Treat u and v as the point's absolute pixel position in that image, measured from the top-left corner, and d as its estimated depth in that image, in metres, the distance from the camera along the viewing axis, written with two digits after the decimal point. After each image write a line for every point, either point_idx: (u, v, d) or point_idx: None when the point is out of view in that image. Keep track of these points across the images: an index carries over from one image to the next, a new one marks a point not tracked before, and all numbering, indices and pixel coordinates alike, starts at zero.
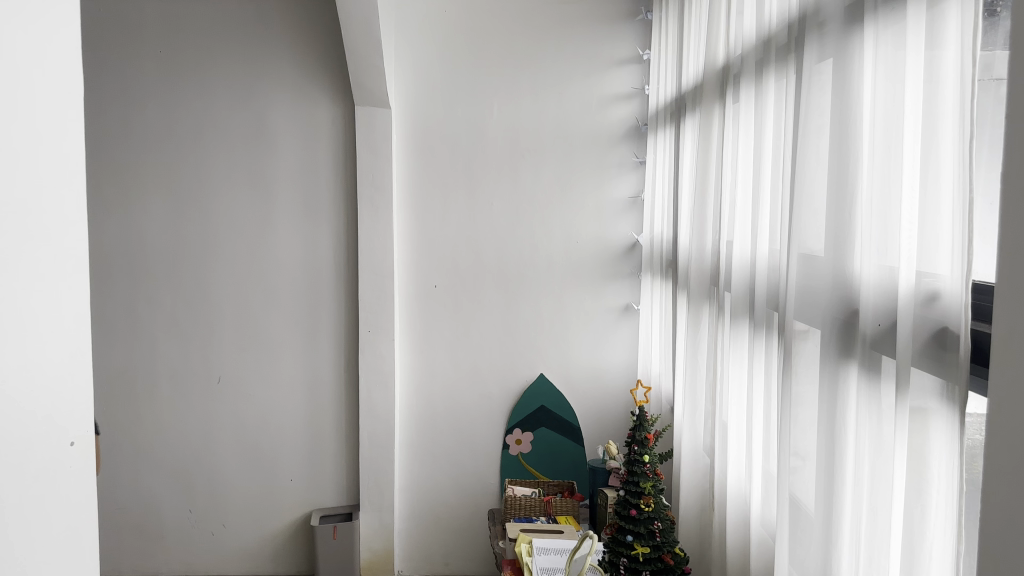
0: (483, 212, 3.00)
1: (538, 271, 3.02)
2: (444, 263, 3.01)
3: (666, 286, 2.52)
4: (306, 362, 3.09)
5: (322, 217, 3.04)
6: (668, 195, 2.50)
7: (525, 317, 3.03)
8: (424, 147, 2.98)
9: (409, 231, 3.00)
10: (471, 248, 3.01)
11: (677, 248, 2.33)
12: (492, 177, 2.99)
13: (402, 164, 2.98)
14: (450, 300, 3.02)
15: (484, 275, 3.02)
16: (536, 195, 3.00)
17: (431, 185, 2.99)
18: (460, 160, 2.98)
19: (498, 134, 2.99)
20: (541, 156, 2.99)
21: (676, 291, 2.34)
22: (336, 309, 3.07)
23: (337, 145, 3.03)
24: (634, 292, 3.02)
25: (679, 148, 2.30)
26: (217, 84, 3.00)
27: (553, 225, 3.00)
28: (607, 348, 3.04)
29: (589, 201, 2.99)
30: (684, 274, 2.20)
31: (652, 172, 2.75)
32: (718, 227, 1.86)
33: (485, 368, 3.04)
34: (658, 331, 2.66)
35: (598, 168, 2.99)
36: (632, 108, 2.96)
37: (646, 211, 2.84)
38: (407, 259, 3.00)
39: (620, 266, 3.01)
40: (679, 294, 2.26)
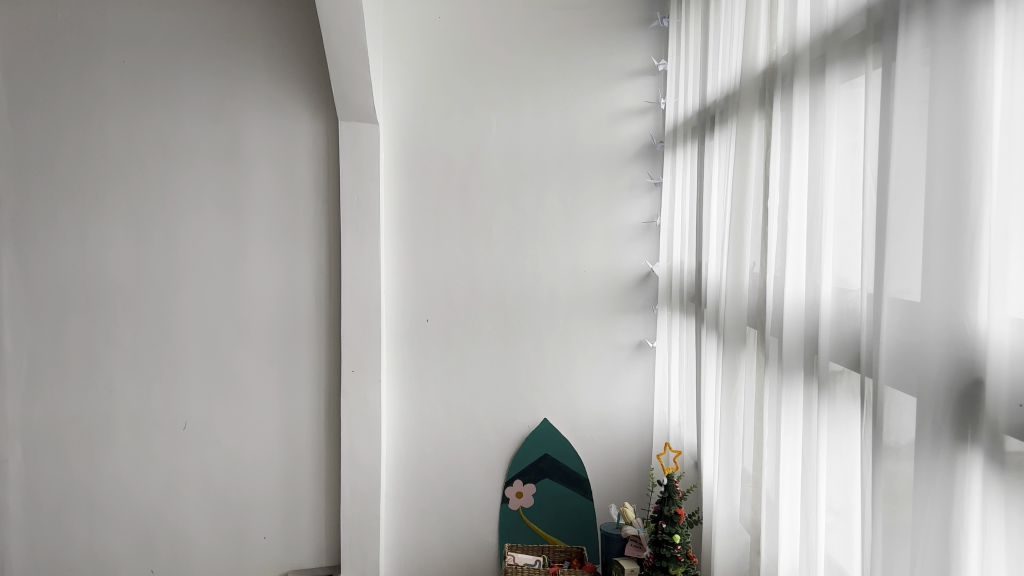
0: (479, 239, 2.70)
1: (541, 305, 2.71)
2: (436, 295, 2.70)
3: (689, 324, 2.22)
4: (283, 406, 2.77)
5: (302, 244, 2.74)
6: (691, 221, 2.20)
7: (526, 355, 2.72)
8: (415, 166, 2.68)
9: (397, 259, 2.69)
10: (467, 279, 2.70)
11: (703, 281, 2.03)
12: (490, 201, 2.70)
13: (390, 185, 2.68)
14: (443, 337, 2.71)
15: (481, 309, 2.71)
16: (538, 221, 2.70)
17: (423, 209, 2.69)
18: (454, 181, 2.69)
19: (496, 153, 2.69)
20: (543, 178, 2.70)
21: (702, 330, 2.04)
22: (317, 346, 2.76)
23: (319, 164, 2.74)
24: (649, 328, 2.71)
25: (706, 166, 2.01)
26: (185, 98, 2.71)
27: (558, 254, 2.70)
28: (618, 390, 2.72)
29: (597, 227, 2.69)
30: (713, 312, 1.90)
31: (670, 195, 2.45)
32: (762, 260, 1.56)
33: (482, 412, 2.73)
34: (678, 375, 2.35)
35: (608, 191, 2.69)
36: (645, 124, 2.67)
37: (663, 238, 2.54)
38: (396, 290, 2.69)
39: (632, 299, 2.71)
40: (707, 335, 1.96)
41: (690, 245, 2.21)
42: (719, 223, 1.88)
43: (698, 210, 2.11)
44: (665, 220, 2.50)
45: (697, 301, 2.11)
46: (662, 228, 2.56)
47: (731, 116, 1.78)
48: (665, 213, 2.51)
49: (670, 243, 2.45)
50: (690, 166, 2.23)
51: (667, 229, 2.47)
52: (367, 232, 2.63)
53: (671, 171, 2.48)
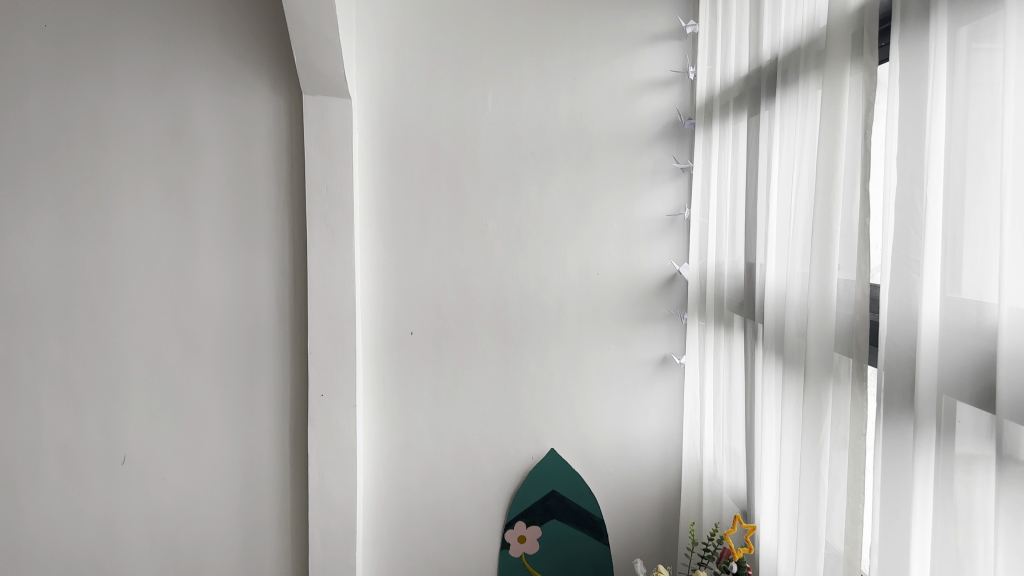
0: (472, 235, 2.26)
1: (546, 314, 2.28)
2: (422, 303, 2.27)
3: (735, 340, 1.79)
4: (241, 436, 2.34)
5: (262, 243, 2.30)
6: (738, 212, 1.77)
7: (529, 373, 2.29)
8: (395, 149, 2.24)
9: (375, 260, 2.25)
10: (459, 283, 2.27)
11: (759, 289, 1.60)
12: (485, 190, 2.26)
13: (366, 172, 2.24)
14: (430, 353, 2.28)
15: (476, 319, 2.28)
16: (542, 213, 2.27)
17: (405, 200, 2.25)
18: (443, 166, 2.25)
19: (492, 135, 2.26)
20: (548, 163, 2.26)
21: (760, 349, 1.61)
22: (282, 364, 2.33)
23: (281, 148, 2.30)
24: (675, 340, 2.28)
25: (762, 143, 1.58)
26: (119, 70, 2.26)
27: (567, 253, 2.27)
28: (639, 414, 2.30)
29: (613, 221, 2.26)
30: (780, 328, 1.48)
31: (703, 182, 2.03)
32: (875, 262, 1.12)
33: (478, 441, 2.30)
34: (717, 402, 1.92)
35: (625, 178, 2.26)
36: (670, 98, 2.24)
37: (693, 233, 2.12)
38: (374, 297, 2.26)
39: (655, 306, 2.28)
40: (769, 357, 1.54)
41: (736, 243, 1.78)
42: (784, 215, 1.45)
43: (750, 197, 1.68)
44: (697, 213, 2.08)
45: (748, 313, 1.69)
46: (693, 222, 2.14)
47: (806, 73, 1.35)
48: (697, 203, 2.08)
49: (703, 240, 2.03)
50: (736, 144, 1.80)
51: (700, 223, 2.05)
52: (338, 228, 2.18)
53: (702, 153, 2.06)
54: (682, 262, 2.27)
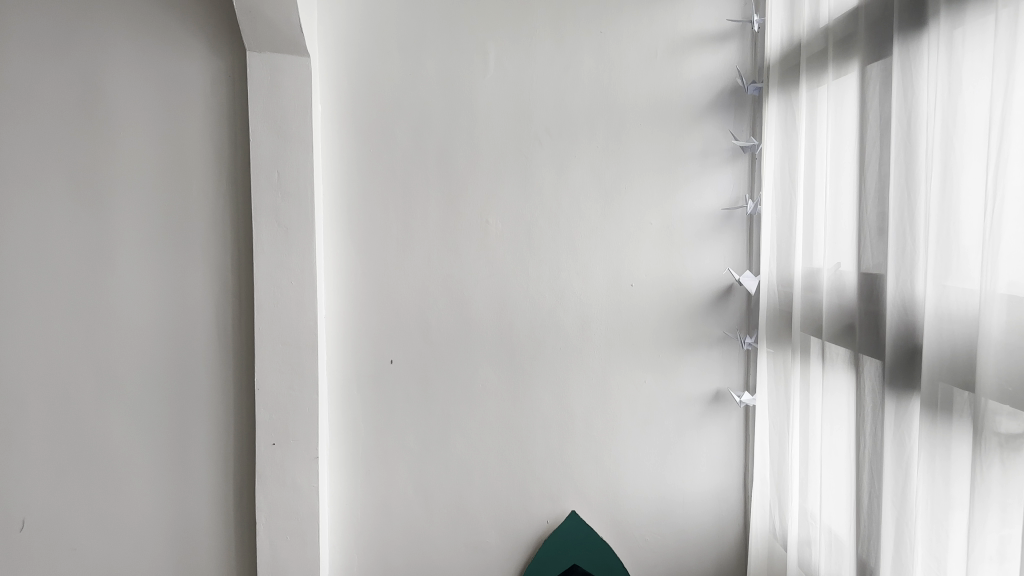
0: (471, 236, 1.74)
1: (568, 337, 1.75)
2: (405, 324, 1.75)
3: (849, 378, 1.28)
4: (175, 496, 1.81)
5: (197, 244, 1.77)
6: (854, 200, 1.26)
7: (545, 415, 1.77)
8: (369, 124, 1.72)
9: (345, 267, 1.73)
10: (453, 298, 1.75)
11: (904, 309, 1.10)
12: (487, 177, 1.74)
13: (331, 153, 1.72)
14: (417, 388, 1.76)
15: (476, 344, 1.75)
16: (563, 207, 1.74)
17: (383, 190, 1.73)
18: (433, 146, 1.73)
19: (497, 105, 1.73)
20: (570, 142, 1.74)
21: (905, 396, 1.10)
22: (226, 400, 1.81)
23: (220, 121, 1.77)
24: (733, 372, 1.76)
25: (914, 97, 1.09)
26: (10, 17, 1.71)
27: (595, 259, 1.75)
28: (686, 466, 1.78)
29: (653, 218, 1.74)
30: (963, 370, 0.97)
31: (783, 164, 1.52)
32: None
33: (478, 501, 1.78)
34: (813, 460, 1.40)
35: (668, 161, 1.73)
36: (725, 57, 1.73)
37: (767, 231, 1.60)
38: (343, 316, 1.74)
39: (706, 327, 1.75)
40: (928, 420, 1.02)
41: (851, 243, 1.27)
42: (974, 204, 0.95)
43: (880, 177, 1.17)
44: (771, 207, 1.57)
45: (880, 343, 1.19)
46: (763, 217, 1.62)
47: None
48: (772, 192, 1.56)
49: (784, 243, 1.51)
50: (844, 107, 1.29)
51: (776, 219, 1.54)
52: (294, 225, 1.66)
53: (778, 125, 1.54)
54: (741, 270, 1.74)
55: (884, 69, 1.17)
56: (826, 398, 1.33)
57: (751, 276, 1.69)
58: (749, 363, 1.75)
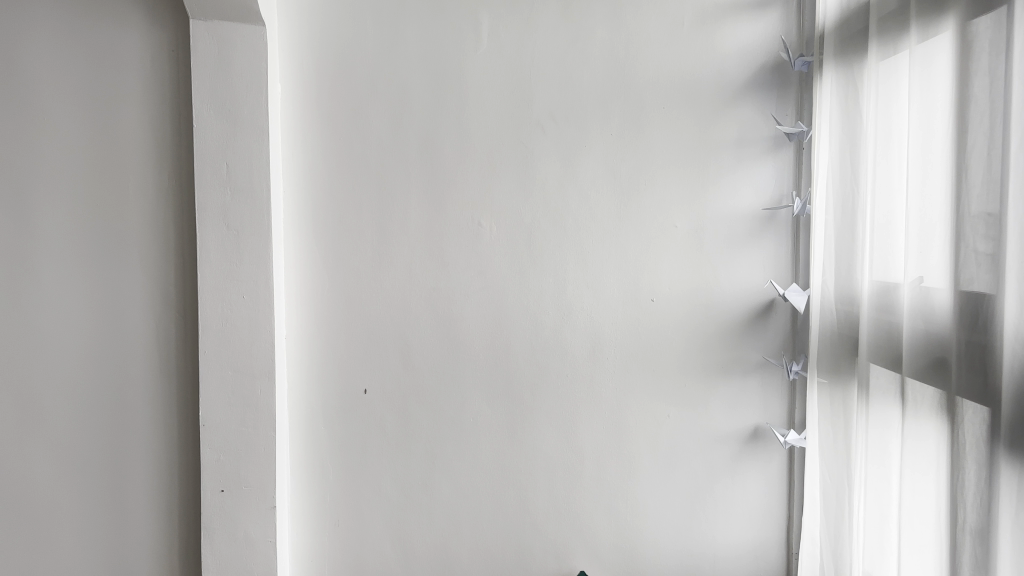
0: (461, 242, 1.45)
1: (576, 363, 1.46)
2: (382, 347, 1.46)
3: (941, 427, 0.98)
4: (105, 558, 1.48)
5: (130, 248, 1.46)
6: (951, 196, 0.97)
7: (549, 456, 1.48)
8: (337, 109, 1.44)
9: (310, 277, 1.45)
10: (438, 316, 1.46)
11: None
12: (479, 170, 1.44)
13: (294, 142, 1.44)
14: (394, 424, 1.47)
15: (465, 372, 1.46)
16: (571, 207, 1.45)
17: (355, 186, 1.44)
18: (415, 134, 1.44)
19: (492, 84, 1.44)
20: (579, 129, 1.44)
21: None
22: (166, 438, 1.49)
23: (159, 101, 1.46)
24: (773, 404, 1.47)
25: None
26: None
27: (610, 270, 1.46)
28: (718, 516, 1.49)
29: (680, 221, 1.45)
30: None
31: (842, 155, 1.23)
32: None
33: (467, 557, 1.49)
34: (889, 525, 1.11)
35: (698, 152, 1.44)
36: (765, 28, 1.44)
37: (820, 236, 1.31)
38: (308, 338, 1.45)
39: (742, 350, 1.46)
40: None
41: (946, 253, 0.98)
42: None
43: (994, 166, 0.88)
44: (825, 207, 1.27)
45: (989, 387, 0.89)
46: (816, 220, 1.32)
47: None
48: (827, 189, 1.27)
49: (845, 251, 1.22)
50: (932, 78, 1.00)
51: (834, 222, 1.24)
52: (246, 230, 1.38)
53: (834, 107, 1.25)
54: (784, 282, 1.45)
55: (995, 22, 0.88)
56: (908, 447, 1.05)
57: (798, 289, 1.40)
58: (794, 393, 1.46)
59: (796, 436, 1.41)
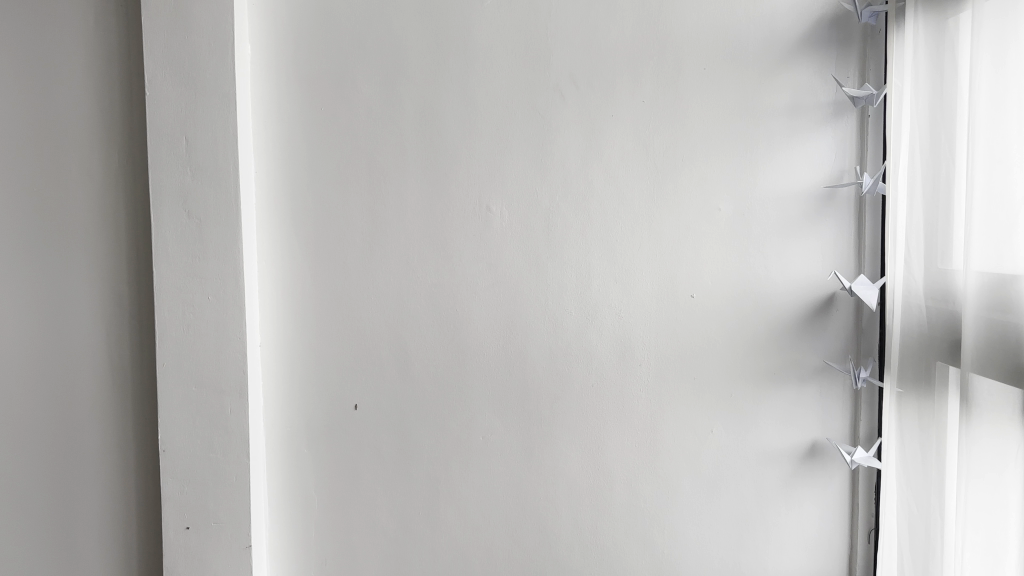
0: (467, 229, 1.23)
1: (603, 370, 1.24)
2: (375, 354, 1.24)
3: None
4: None
5: (71, 244, 1.21)
6: None
7: (573, 480, 1.26)
8: (318, 74, 1.21)
9: (288, 274, 1.22)
10: (441, 318, 1.24)
11: None
12: (487, 144, 1.22)
13: (267, 113, 1.21)
14: (391, 446, 1.24)
15: (474, 383, 1.24)
16: (596, 187, 1.23)
17: (340, 164, 1.22)
18: (411, 101, 1.21)
19: (503, 41, 1.21)
20: (605, 94, 1.22)
21: None
22: (119, 473, 1.24)
23: (103, 67, 1.21)
24: (833, 416, 1.26)
25: None
26: None
27: (642, 262, 1.24)
28: (770, 547, 1.28)
29: (723, 202, 1.23)
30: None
31: (934, 128, 1.01)
32: None
33: None
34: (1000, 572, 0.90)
35: (743, 120, 1.22)
36: None
37: (902, 219, 1.09)
38: (286, 345, 1.23)
39: (797, 353, 1.25)
40: None
41: None
42: None
43: None
44: (914, 190, 1.05)
45: None
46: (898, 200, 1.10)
47: None
48: (916, 171, 1.05)
49: (944, 244, 1.00)
50: None
51: (926, 203, 1.03)
52: (210, 218, 1.16)
53: (922, 72, 1.04)
54: (846, 273, 1.24)
55: None
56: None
57: (865, 281, 1.18)
58: (858, 402, 1.25)
59: (864, 455, 1.19)
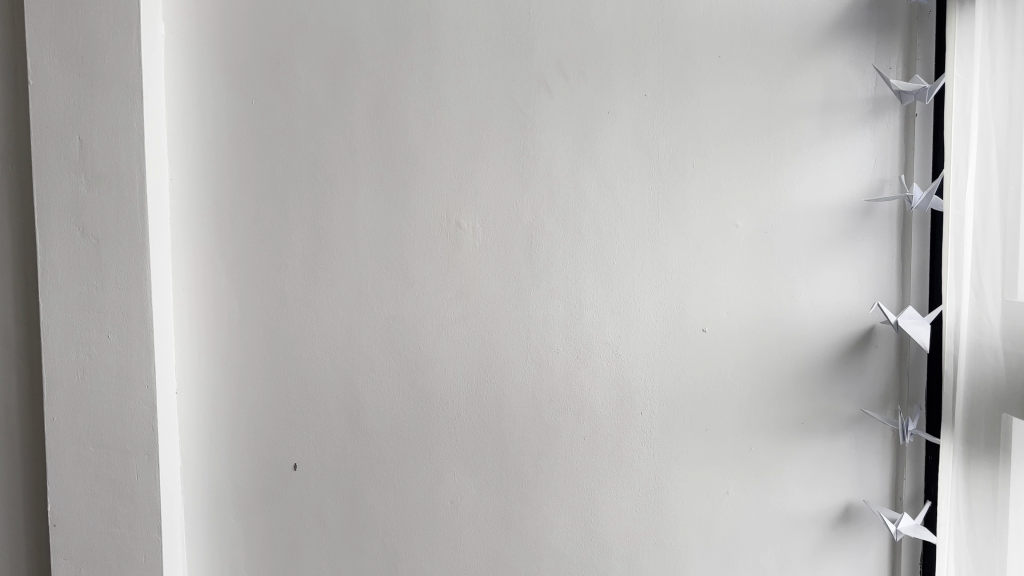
0: (431, 250, 1.01)
1: (597, 421, 1.03)
2: (319, 402, 1.01)
3: None
4: None
5: None
6: None
7: (560, 553, 1.04)
8: (248, 61, 0.99)
9: (211, 304, 1.00)
10: (400, 358, 1.02)
11: None
12: (456, 147, 1.00)
13: (185, 109, 0.99)
14: (338, 515, 1.02)
15: (441, 437, 1.02)
16: (589, 200, 1.01)
17: (276, 169, 0.99)
18: (362, 93, 0.99)
19: (475, 19, 0.99)
20: (599, 86, 1.00)
21: None
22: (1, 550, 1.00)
23: None
24: (872, 475, 1.04)
25: None
26: None
27: (643, 289, 1.02)
28: None
29: (741, 219, 1.02)
30: None
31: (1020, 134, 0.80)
32: None
33: None
34: None
35: (765, 119, 1.02)
36: None
37: (971, 241, 0.88)
38: (209, 392, 1.01)
39: (828, 399, 1.04)
40: None
41: None
42: None
43: None
44: (993, 206, 0.84)
45: None
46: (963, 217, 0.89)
47: None
48: (992, 191, 0.84)
49: None
50: None
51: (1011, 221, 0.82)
52: (111, 237, 0.93)
53: (1000, 71, 0.83)
54: (888, 304, 1.03)
55: None
56: None
57: (914, 314, 0.97)
58: (901, 458, 1.04)
59: (911, 523, 0.98)
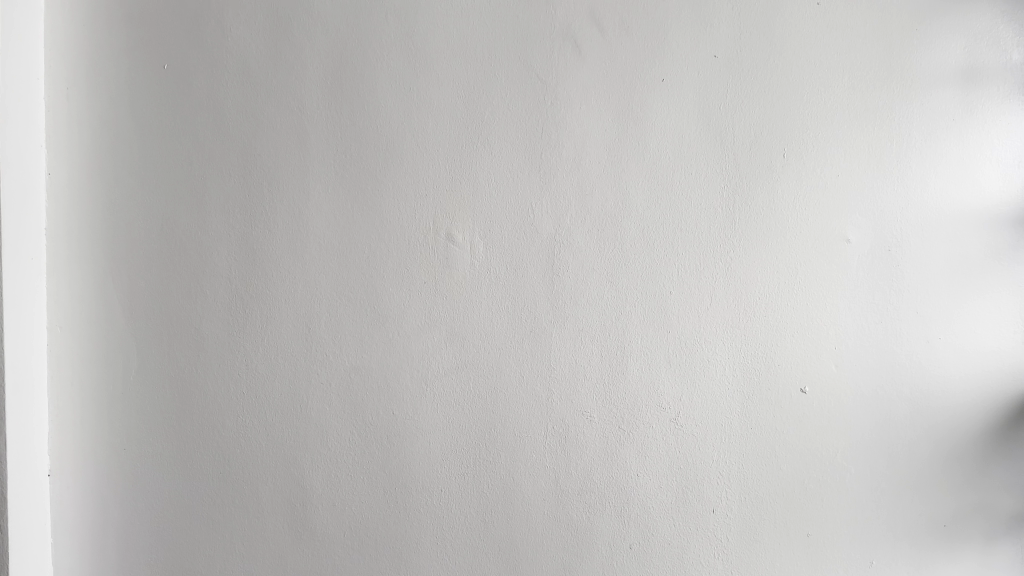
0: (411, 275, 0.71)
1: (649, 521, 0.72)
2: (249, 491, 0.71)
3: None
4: None
5: None
6: None
7: None
8: (162, 12, 0.71)
9: (102, 351, 0.70)
10: (367, 428, 0.71)
11: None
12: (449, 131, 0.71)
13: (71, 75, 0.70)
14: None
15: (424, 543, 0.71)
16: (636, 205, 0.72)
17: (197, 162, 0.71)
18: (318, 57, 0.71)
19: None
20: (650, 46, 0.71)
21: None
22: None
23: None
24: None
25: None
26: None
27: (715, 333, 0.72)
28: None
29: (854, 232, 0.72)
30: None
31: None
32: None
33: None
34: None
35: (883, 93, 0.72)
36: None
37: None
38: (97, 475, 0.70)
39: (980, 491, 0.72)
40: None
41: None
42: None
43: None
44: None
45: None
46: None
47: None
48: None
49: None
50: None
51: None
52: None
53: None
54: None
55: None
56: None
57: None
58: None
59: None
